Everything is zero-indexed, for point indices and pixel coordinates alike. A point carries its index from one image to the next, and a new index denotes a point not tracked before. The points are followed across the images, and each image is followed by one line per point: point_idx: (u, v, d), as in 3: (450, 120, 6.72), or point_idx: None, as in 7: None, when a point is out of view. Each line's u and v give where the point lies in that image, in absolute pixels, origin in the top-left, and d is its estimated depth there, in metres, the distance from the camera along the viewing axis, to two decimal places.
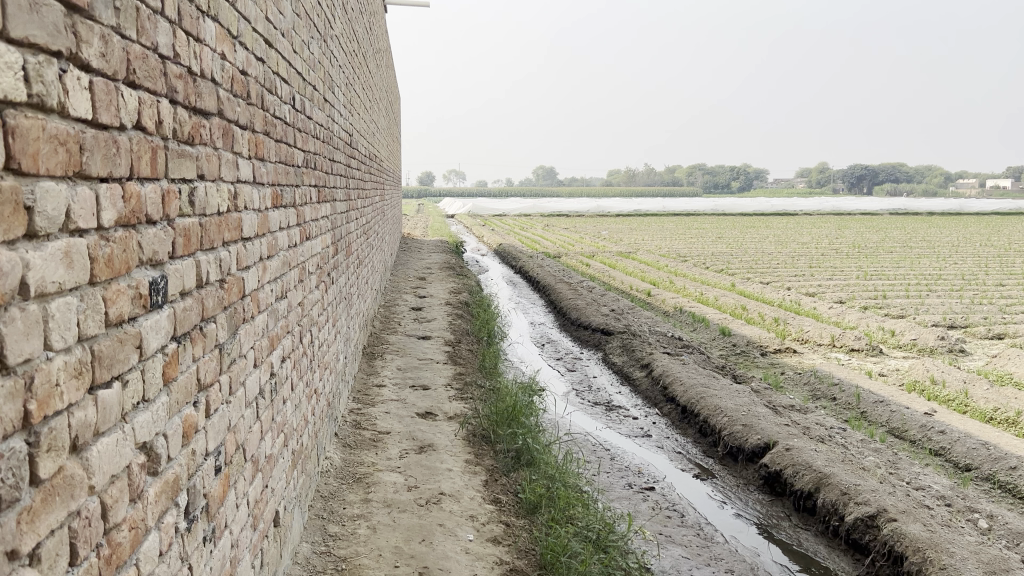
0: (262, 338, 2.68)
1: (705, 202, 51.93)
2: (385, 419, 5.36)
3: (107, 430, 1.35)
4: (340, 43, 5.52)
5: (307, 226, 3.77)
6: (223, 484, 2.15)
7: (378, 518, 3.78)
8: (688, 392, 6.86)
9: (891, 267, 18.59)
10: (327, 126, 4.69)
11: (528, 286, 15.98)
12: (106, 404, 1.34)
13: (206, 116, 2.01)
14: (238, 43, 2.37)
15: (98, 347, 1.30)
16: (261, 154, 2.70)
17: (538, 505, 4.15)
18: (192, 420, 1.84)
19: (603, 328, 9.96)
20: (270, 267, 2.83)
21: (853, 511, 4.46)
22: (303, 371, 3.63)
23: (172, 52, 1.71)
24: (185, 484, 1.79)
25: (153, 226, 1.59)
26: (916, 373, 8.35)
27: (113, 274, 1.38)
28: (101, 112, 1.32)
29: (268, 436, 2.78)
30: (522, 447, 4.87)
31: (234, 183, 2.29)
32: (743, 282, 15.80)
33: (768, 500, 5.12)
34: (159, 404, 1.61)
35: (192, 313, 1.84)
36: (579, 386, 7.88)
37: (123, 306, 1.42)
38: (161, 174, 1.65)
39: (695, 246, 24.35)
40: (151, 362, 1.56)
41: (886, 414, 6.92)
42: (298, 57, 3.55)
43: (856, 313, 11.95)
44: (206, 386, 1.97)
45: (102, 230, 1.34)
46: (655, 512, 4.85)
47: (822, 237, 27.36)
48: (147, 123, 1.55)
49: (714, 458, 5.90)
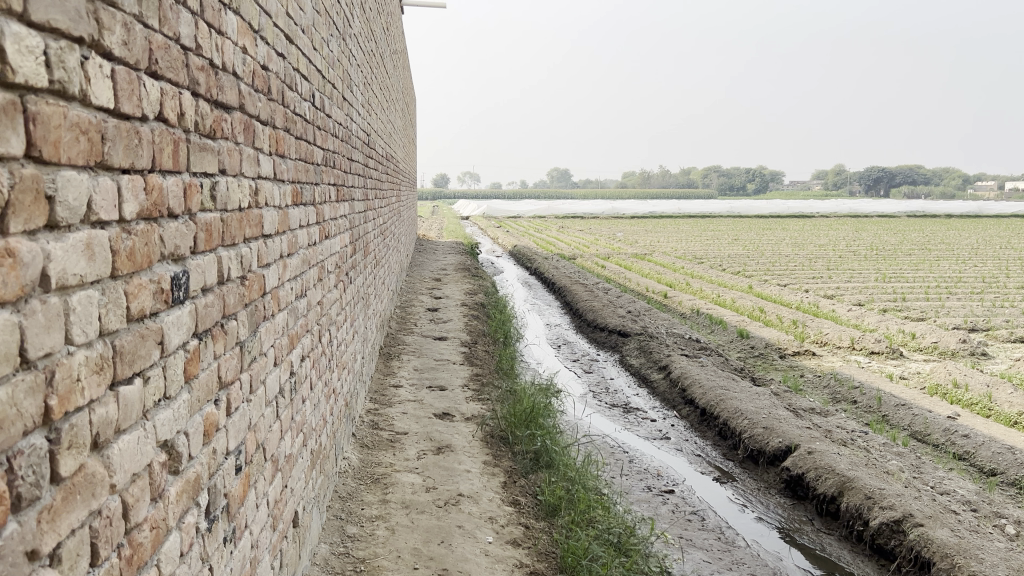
0: (282, 336, 2.66)
1: (720, 205, 51.74)
2: (402, 420, 5.32)
3: (128, 427, 1.31)
4: (358, 41, 5.50)
5: (326, 226, 3.76)
6: (244, 483, 2.12)
7: (396, 519, 3.74)
8: (708, 394, 6.80)
9: (911, 269, 18.42)
10: (346, 125, 4.66)
11: (543, 288, 15.92)
12: (128, 401, 1.31)
13: (228, 110, 1.98)
14: (259, 38, 2.34)
15: (120, 342, 1.27)
16: (282, 151, 2.69)
17: (558, 507, 4.11)
18: (213, 418, 1.81)
19: (620, 330, 9.90)
20: (291, 264, 2.80)
21: (877, 515, 4.39)
22: (321, 371, 3.60)
23: (194, 43, 1.68)
24: (207, 483, 1.76)
25: (175, 220, 1.56)
26: (937, 377, 8.25)
27: (135, 267, 1.35)
28: (123, 101, 1.29)
29: (287, 435, 2.75)
30: (540, 449, 4.83)
31: (255, 180, 2.26)
32: (761, 284, 15.69)
33: (789, 504, 5.05)
34: (181, 401, 1.58)
35: (213, 310, 1.81)
36: (597, 388, 7.82)
37: (144, 300, 1.38)
38: (183, 167, 1.62)
39: (711, 247, 24.22)
40: (172, 359, 1.53)
41: (908, 417, 6.84)
42: (319, 56, 3.54)
43: (875, 316, 11.88)
44: (227, 383, 1.94)
45: (124, 223, 1.31)
46: (675, 515, 4.80)
47: (839, 239, 27.22)
48: (169, 115, 1.53)
49: (734, 462, 5.83)
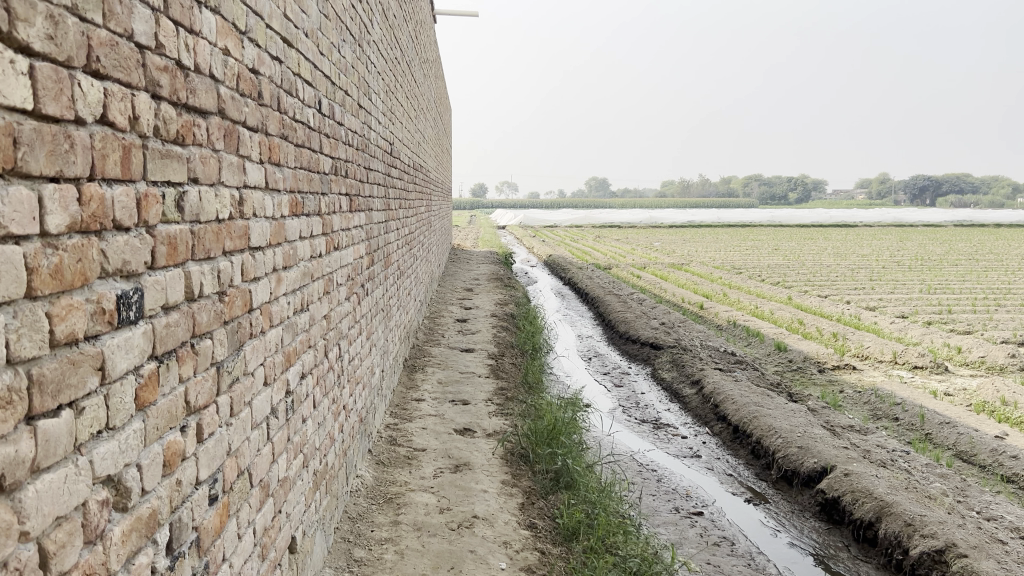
0: (275, 353, 2.52)
1: (759, 214, 51.11)
2: (420, 436, 5.18)
3: (51, 465, 1.18)
4: (380, 48, 5.39)
5: (335, 237, 3.63)
6: (221, 514, 1.97)
7: (406, 542, 3.58)
8: (741, 411, 6.55)
9: (957, 280, 17.90)
10: (362, 133, 4.56)
11: (577, 298, 15.73)
12: (51, 436, 1.17)
13: (202, 115, 1.85)
14: (247, 39, 2.21)
15: (39, 371, 1.13)
16: (277, 159, 2.55)
17: (576, 532, 3.93)
18: (177, 447, 1.67)
19: (652, 342, 9.69)
20: (287, 278, 2.67)
21: (918, 543, 4.13)
22: (329, 387, 3.46)
23: (153, 42, 1.55)
24: (168, 518, 1.62)
25: (124, 232, 1.42)
26: (984, 394, 7.91)
27: (63, 286, 1.21)
28: (46, 102, 1.16)
29: (282, 458, 2.61)
30: (561, 468, 4.66)
31: (240, 189, 2.13)
32: (800, 295, 15.34)
33: (824, 529, 4.80)
34: (131, 431, 1.44)
35: (178, 329, 1.67)
36: (626, 402, 7.61)
37: (77, 322, 1.25)
38: (137, 176, 1.49)
39: (750, 258, 23.80)
40: (118, 386, 1.39)
41: (953, 436, 6.55)
42: (326, 61, 3.41)
43: (920, 329, 11.49)
44: (198, 408, 1.81)
45: (48, 237, 1.17)
46: (703, 540, 4.58)
47: (883, 249, 26.68)
48: (117, 118, 1.39)
49: (768, 482, 5.59)
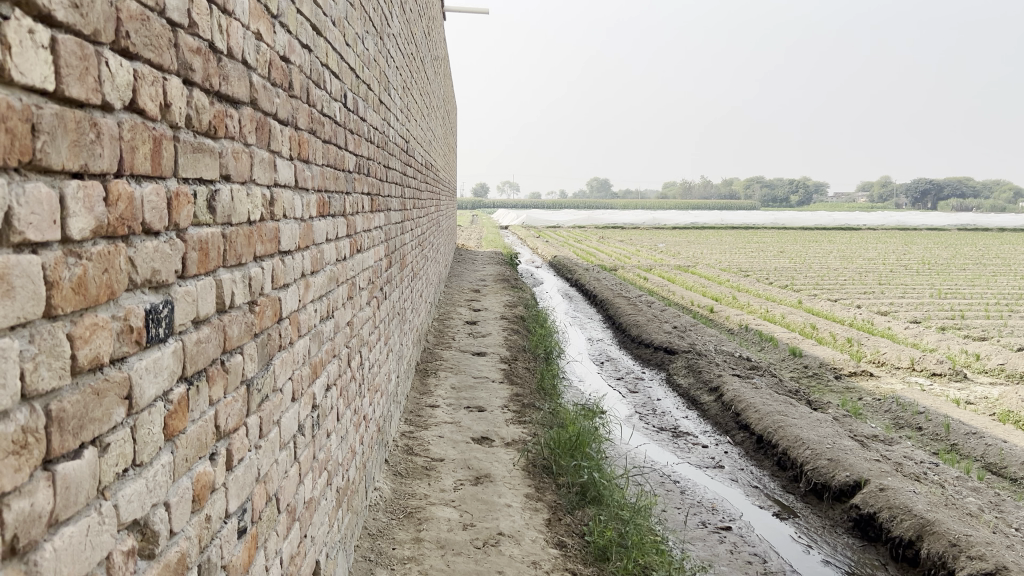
0: (303, 366, 2.33)
1: (762, 215, 50.95)
2: (438, 445, 4.98)
3: (72, 516, 0.99)
4: (398, 42, 5.21)
5: (357, 238, 3.44)
6: (249, 546, 1.78)
7: (430, 562, 3.38)
8: (764, 420, 6.36)
9: (968, 285, 17.70)
10: (382, 131, 4.36)
11: (585, 300, 15.52)
12: (70, 482, 0.98)
13: (234, 106, 1.66)
14: (278, 24, 2.02)
15: (59, 405, 0.95)
16: (306, 155, 2.37)
17: (607, 551, 3.73)
18: (206, 479, 1.48)
19: (666, 346, 9.52)
20: (314, 284, 2.47)
21: (964, 565, 3.92)
22: (351, 398, 3.28)
23: (187, 19, 1.36)
24: (196, 561, 1.42)
25: (153, 236, 1.23)
26: (1007, 404, 7.70)
27: (86, 302, 1.02)
28: (69, 81, 0.97)
29: (307, 478, 2.42)
30: (588, 482, 4.48)
31: (271, 188, 1.94)
32: (811, 299, 15.18)
33: (859, 546, 4.60)
34: (158, 467, 1.25)
35: (209, 345, 1.48)
36: (643, 409, 7.42)
37: (101, 345, 1.06)
38: (167, 171, 1.30)
39: (757, 260, 23.62)
40: (144, 417, 1.20)
41: (981, 447, 6.37)
42: (351, 52, 3.22)
43: (935, 334, 11.32)
44: (228, 433, 1.62)
45: (70, 244, 0.98)
46: (734, 557, 4.39)
47: (890, 253, 26.47)
48: (147, 105, 1.20)
49: (795, 495, 5.41)
